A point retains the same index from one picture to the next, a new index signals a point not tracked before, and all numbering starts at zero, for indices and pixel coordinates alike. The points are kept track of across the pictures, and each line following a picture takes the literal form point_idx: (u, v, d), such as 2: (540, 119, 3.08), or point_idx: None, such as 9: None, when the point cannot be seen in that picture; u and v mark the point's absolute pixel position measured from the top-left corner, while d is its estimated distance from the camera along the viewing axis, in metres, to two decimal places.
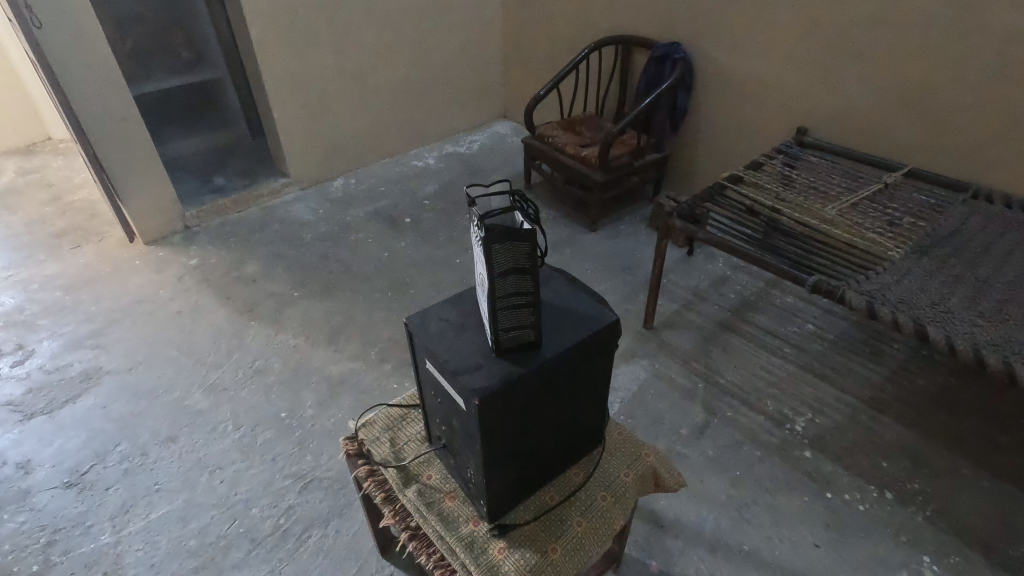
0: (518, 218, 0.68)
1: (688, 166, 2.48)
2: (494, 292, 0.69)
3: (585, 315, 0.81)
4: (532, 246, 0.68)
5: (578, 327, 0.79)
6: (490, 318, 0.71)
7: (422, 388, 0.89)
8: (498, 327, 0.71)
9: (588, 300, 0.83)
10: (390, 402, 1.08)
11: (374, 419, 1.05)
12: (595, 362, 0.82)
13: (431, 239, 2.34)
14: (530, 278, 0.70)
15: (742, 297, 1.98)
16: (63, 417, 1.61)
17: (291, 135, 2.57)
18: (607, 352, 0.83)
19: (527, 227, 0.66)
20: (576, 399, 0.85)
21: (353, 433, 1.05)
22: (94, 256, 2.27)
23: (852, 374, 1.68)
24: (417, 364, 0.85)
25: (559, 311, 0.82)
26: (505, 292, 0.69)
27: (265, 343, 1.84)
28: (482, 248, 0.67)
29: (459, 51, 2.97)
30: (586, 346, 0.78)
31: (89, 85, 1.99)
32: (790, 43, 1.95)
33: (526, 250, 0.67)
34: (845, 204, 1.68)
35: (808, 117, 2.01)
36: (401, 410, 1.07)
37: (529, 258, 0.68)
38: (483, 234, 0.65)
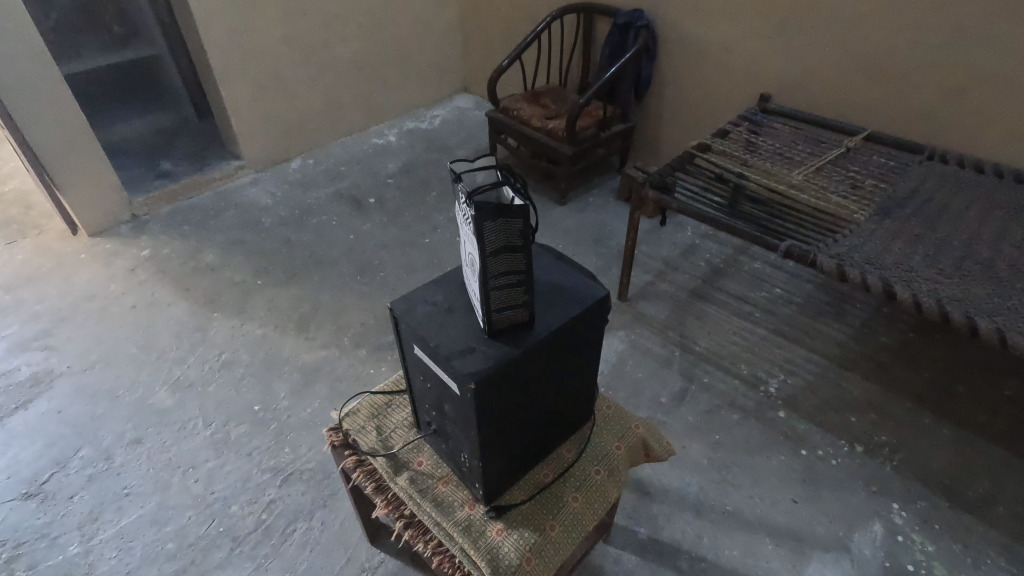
0: (508, 193, 0.64)
1: (654, 136, 2.48)
2: (486, 273, 0.66)
3: (576, 290, 0.79)
4: (525, 224, 0.65)
5: (570, 303, 0.77)
6: (482, 299, 0.68)
7: (409, 374, 0.86)
8: (490, 308, 0.69)
9: (577, 275, 0.82)
10: (373, 389, 1.05)
11: (358, 408, 1.02)
12: (587, 338, 0.81)
13: (398, 219, 2.27)
14: (522, 255, 0.67)
15: (712, 265, 2.01)
16: (14, 424, 1.51)
17: (242, 115, 2.43)
18: (598, 328, 0.82)
19: (519, 204, 0.63)
20: (568, 374, 0.83)
21: (336, 424, 1.02)
22: (33, 251, 2.11)
23: (820, 334, 1.74)
24: (404, 351, 0.82)
25: (549, 287, 0.80)
26: (497, 271, 0.66)
27: (231, 335, 1.76)
28: (472, 227, 0.63)
29: (415, 22, 2.85)
30: (578, 321, 0.76)
31: (12, 66, 1.81)
32: (751, 8, 1.95)
33: (518, 227, 0.64)
34: (810, 169, 1.71)
35: (770, 83, 2.02)
36: (385, 397, 1.04)
37: (522, 236, 0.66)
38: (473, 212, 0.61)
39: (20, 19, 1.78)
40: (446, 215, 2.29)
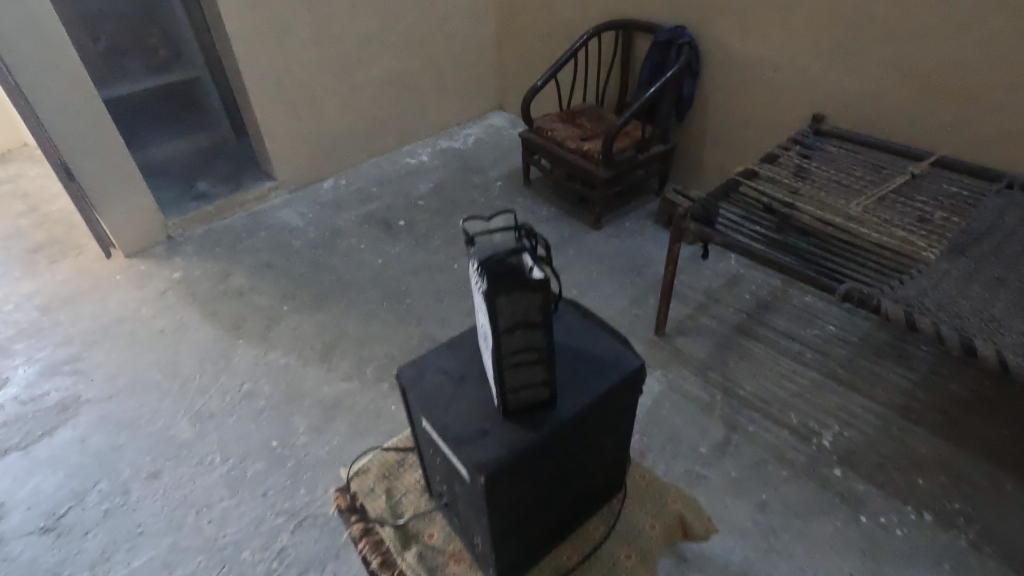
0: (527, 262, 0.55)
1: (695, 158, 2.36)
2: (499, 351, 0.57)
3: (606, 359, 0.70)
4: (545, 298, 0.55)
5: (598, 377, 0.68)
6: (495, 379, 0.60)
7: (419, 444, 0.78)
8: (506, 388, 0.60)
9: (607, 341, 0.72)
10: (385, 445, 0.98)
11: (368, 467, 0.95)
12: (617, 412, 0.71)
13: (427, 243, 2.22)
14: (543, 331, 0.58)
15: (758, 298, 1.87)
16: (39, 452, 1.51)
17: (276, 137, 2.44)
18: (629, 401, 0.72)
19: (539, 276, 0.54)
20: (594, 452, 0.74)
21: (345, 484, 0.95)
22: (72, 272, 2.15)
23: (880, 380, 1.58)
24: (413, 422, 0.74)
25: (575, 352, 0.71)
26: (513, 349, 0.57)
27: (254, 363, 1.73)
28: (484, 301, 0.55)
29: (450, 41, 2.82)
30: (608, 399, 0.67)
31: (55, 95, 1.85)
32: (804, 23, 1.82)
33: (538, 301, 0.55)
34: (869, 199, 1.56)
35: (825, 103, 1.87)
36: (398, 455, 0.96)
37: (542, 310, 0.56)
38: (484, 286, 0.53)
39: (61, 48, 1.81)
40: None
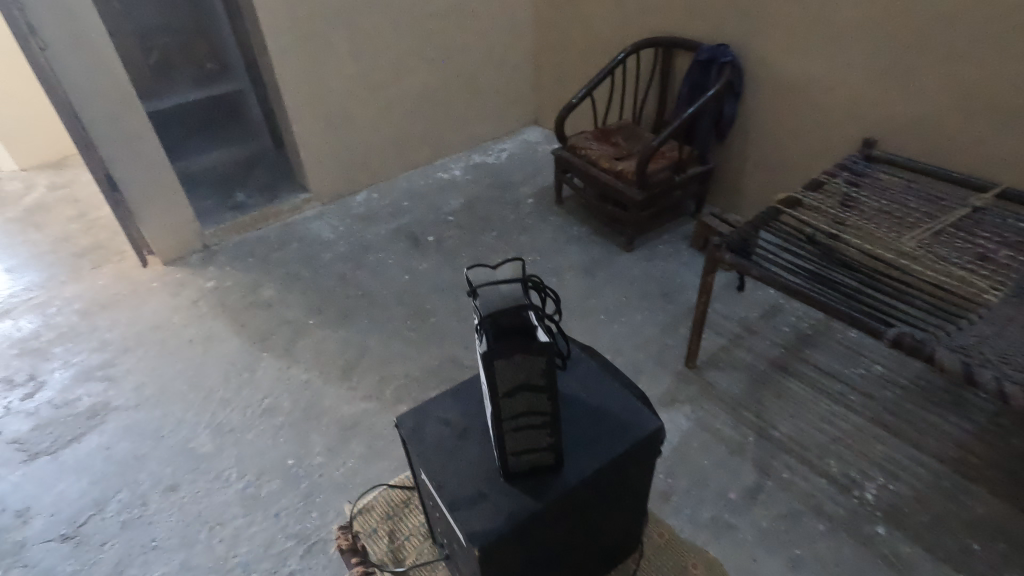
0: (535, 324, 0.58)
1: (735, 179, 2.26)
2: (499, 414, 0.59)
3: (623, 420, 0.70)
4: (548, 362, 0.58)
5: (613, 440, 0.67)
6: (495, 440, 0.62)
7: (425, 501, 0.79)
8: (508, 451, 0.62)
9: (625, 401, 0.72)
10: (391, 483, 0.99)
11: (373, 505, 0.97)
12: (634, 473, 0.70)
13: (454, 260, 2.19)
14: (546, 396, 0.60)
15: (798, 331, 1.76)
16: (66, 457, 1.54)
17: (312, 149, 2.46)
18: (648, 463, 0.71)
19: (543, 341, 0.56)
20: (611, 515, 0.73)
21: (349, 521, 0.97)
22: (112, 277, 2.21)
23: (931, 429, 1.46)
24: (416, 475, 0.74)
25: (590, 412, 0.71)
26: (513, 412, 0.60)
27: (276, 377, 1.74)
28: (484, 363, 0.57)
29: (487, 56, 2.81)
30: (622, 462, 0.66)
31: (103, 109, 1.92)
32: (857, 42, 1.72)
33: (541, 366, 0.57)
34: (924, 233, 1.45)
35: (877, 127, 1.76)
36: (403, 495, 0.98)
37: (546, 375, 0.58)
38: (484, 350, 0.56)
39: (111, 64, 1.88)
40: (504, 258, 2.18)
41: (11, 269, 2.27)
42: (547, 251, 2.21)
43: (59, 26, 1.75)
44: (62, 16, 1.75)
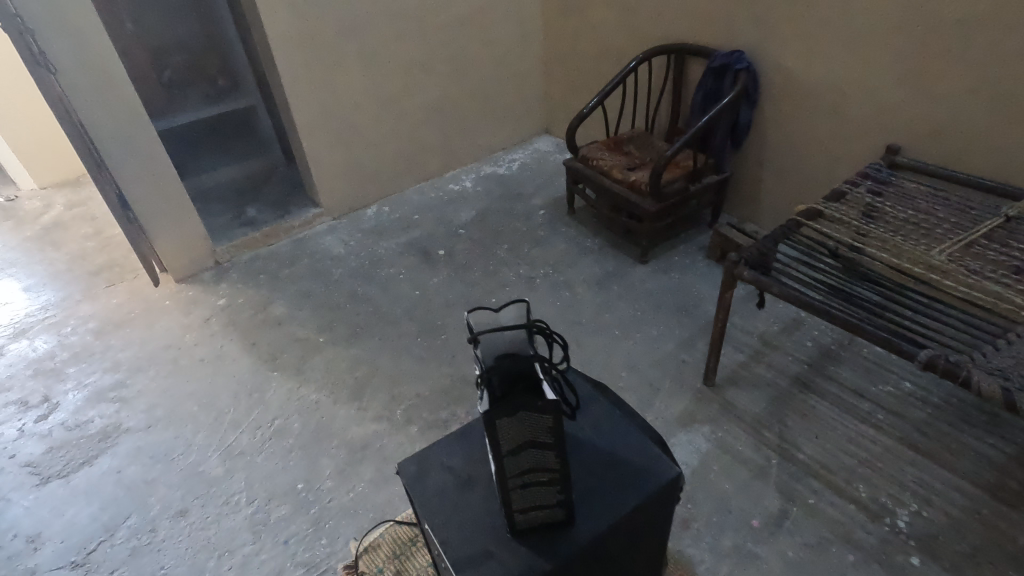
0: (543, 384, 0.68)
1: (752, 188, 2.20)
2: (504, 470, 0.67)
3: (641, 468, 0.77)
4: (554, 420, 0.68)
5: (630, 490, 0.75)
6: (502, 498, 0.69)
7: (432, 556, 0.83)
8: (512, 504, 0.69)
9: (642, 449, 0.79)
10: (398, 525, 1.30)
11: (384, 543, 1.27)
12: (651, 518, 0.77)
13: (465, 275, 2.16)
14: (552, 452, 0.69)
15: (821, 346, 1.70)
16: (78, 481, 1.54)
17: (322, 164, 2.45)
18: (666, 506, 0.78)
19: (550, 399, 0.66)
20: (630, 555, 0.80)
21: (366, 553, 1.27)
22: (126, 296, 2.22)
23: (966, 451, 1.39)
24: (422, 527, 0.80)
25: (608, 460, 0.79)
26: (517, 469, 0.68)
27: (287, 397, 1.72)
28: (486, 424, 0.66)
29: (497, 67, 2.79)
30: (639, 511, 0.73)
31: (115, 129, 1.94)
32: (876, 47, 1.66)
33: (547, 423, 0.67)
34: (955, 245, 1.38)
35: (900, 133, 1.70)
36: (408, 536, 1.28)
37: (552, 432, 0.68)
38: (487, 411, 0.64)
39: (121, 84, 1.89)
40: (516, 272, 2.15)
41: (28, 288, 2.29)
42: (559, 265, 2.17)
43: (69, 49, 1.77)
44: (72, 38, 1.76)
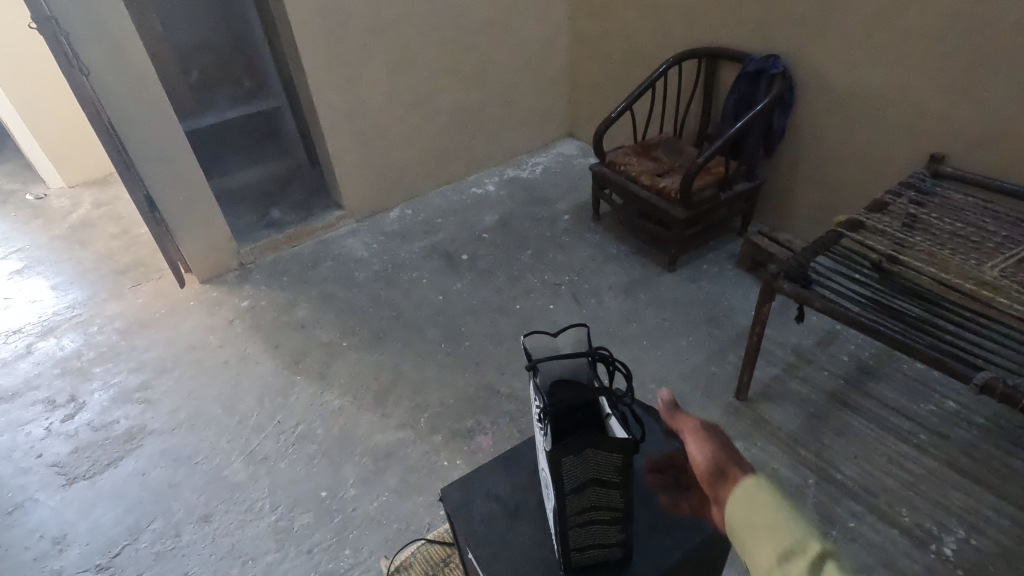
0: (615, 425, 0.70)
1: (784, 195, 2.15)
2: (566, 506, 0.69)
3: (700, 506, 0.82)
4: (623, 460, 0.69)
5: (690, 528, 0.79)
6: (558, 531, 0.71)
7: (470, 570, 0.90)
8: (570, 538, 0.71)
9: None
10: (432, 542, 1.29)
11: (417, 561, 1.26)
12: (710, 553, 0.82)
13: (489, 280, 2.13)
14: (617, 490, 0.71)
15: (858, 361, 1.64)
16: (103, 482, 1.54)
17: (346, 167, 2.45)
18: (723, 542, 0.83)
19: (624, 440, 0.67)
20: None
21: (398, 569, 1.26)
22: (152, 296, 2.23)
23: (1015, 475, 1.33)
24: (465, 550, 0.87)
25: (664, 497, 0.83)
26: (580, 505, 0.70)
27: (310, 403, 1.70)
28: (551, 462, 0.66)
29: (523, 70, 2.76)
30: (699, 549, 0.78)
31: (144, 131, 1.95)
32: (921, 51, 1.60)
33: (617, 464, 0.68)
34: (1007, 260, 1.32)
35: (945, 141, 1.63)
36: (443, 554, 1.26)
37: (619, 472, 0.69)
38: (556, 451, 0.65)
39: (151, 87, 1.90)
40: (541, 278, 2.12)
41: (56, 286, 2.32)
42: (585, 271, 2.13)
43: (101, 51, 1.78)
44: (105, 41, 1.77)
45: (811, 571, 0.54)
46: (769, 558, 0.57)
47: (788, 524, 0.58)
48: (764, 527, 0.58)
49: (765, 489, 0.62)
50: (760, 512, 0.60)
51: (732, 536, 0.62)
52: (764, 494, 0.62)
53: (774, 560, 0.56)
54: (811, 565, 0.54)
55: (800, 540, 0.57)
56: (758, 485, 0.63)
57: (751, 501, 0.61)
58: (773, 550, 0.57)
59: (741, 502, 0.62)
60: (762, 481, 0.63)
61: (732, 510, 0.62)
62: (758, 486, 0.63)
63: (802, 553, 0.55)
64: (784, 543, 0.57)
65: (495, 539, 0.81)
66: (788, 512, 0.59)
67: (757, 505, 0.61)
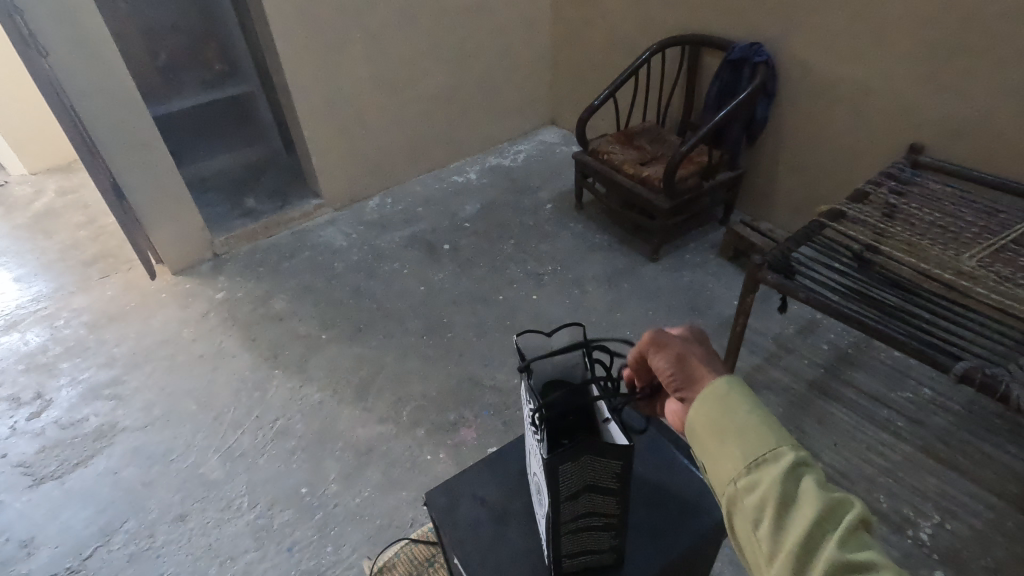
0: (614, 428, 0.68)
1: (766, 184, 2.15)
2: (560, 512, 0.68)
3: (692, 509, 0.82)
4: (621, 466, 0.67)
5: (682, 531, 0.80)
6: (550, 536, 0.70)
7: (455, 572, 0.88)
8: (562, 542, 0.71)
9: (690, 491, 0.84)
10: (417, 541, 1.24)
11: (400, 562, 1.22)
12: (701, 552, 0.82)
13: (471, 271, 2.10)
14: (614, 494, 0.70)
15: (838, 350, 1.66)
16: (73, 483, 1.49)
17: (323, 154, 2.38)
18: (713, 542, 0.84)
19: (625, 447, 0.65)
20: None
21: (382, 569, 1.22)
22: (121, 288, 2.14)
23: (987, 460, 1.36)
24: (450, 554, 0.85)
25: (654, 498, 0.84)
26: (572, 511, 0.69)
27: (289, 397, 1.66)
28: (545, 468, 0.64)
29: (504, 55, 2.71)
30: (689, 550, 0.79)
31: (109, 115, 1.86)
32: (902, 40, 1.60)
33: (615, 469, 0.67)
34: (984, 250, 1.34)
35: (924, 132, 1.65)
36: (428, 552, 1.22)
37: (616, 477, 0.68)
38: (552, 457, 0.63)
39: (115, 68, 1.81)
40: (523, 268, 2.09)
41: (19, 278, 2.22)
42: (568, 261, 2.12)
43: (61, 33, 1.69)
44: (65, 21, 1.68)
45: (784, 481, 0.50)
46: (737, 465, 0.53)
47: (761, 430, 0.54)
48: (735, 434, 0.54)
49: (735, 392, 0.57)
50: (732, 419, 0.55)
51: (695, 439, 0.58)
52: (736, 397, 0.57)
53: (745, 468, 0.53)
54: (786, 476, 0.50)
55: (775, 446, 0.53)
56: (728, 386, 0.58)
57: (722, 406, 0.56)
58: (744, 460, 0.53)
59: (710, 408, 0.57)
60: (731, 381, 0.58)
61: (698, 415, 0.57)
62: (728, 387, 0.58)
63: (775, 460, 0.52)
64: (755, 451, 0.53)
65: (482, 546, 0.79)
66: (761, 418, 0.55)
67: (726, 410, 0.56)
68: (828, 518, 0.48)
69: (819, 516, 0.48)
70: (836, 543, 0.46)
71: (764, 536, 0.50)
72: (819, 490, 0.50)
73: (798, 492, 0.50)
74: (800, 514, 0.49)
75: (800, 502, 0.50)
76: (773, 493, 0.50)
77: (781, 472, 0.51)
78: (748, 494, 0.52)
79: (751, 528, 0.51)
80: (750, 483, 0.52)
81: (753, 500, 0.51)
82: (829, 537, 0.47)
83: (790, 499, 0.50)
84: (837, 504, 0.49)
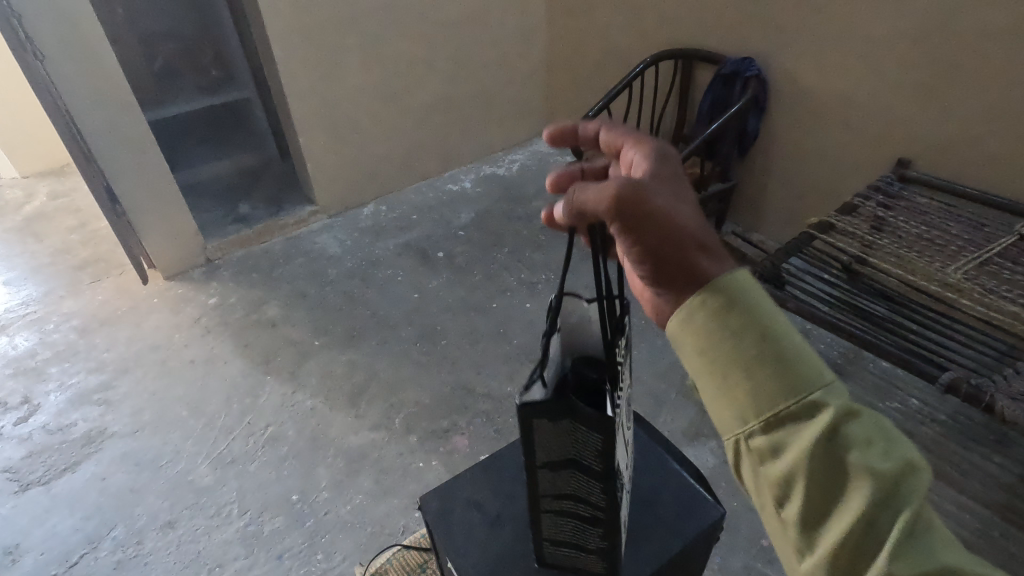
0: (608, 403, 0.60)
1: (758, 195, 2.18)
2: (540, 480, 0.69)
3: (684, 512, 0.83)
4: (604, 446, 0.61)
5: (674, 534, 0.81)
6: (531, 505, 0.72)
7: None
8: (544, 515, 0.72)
9: (683, 495, 0.85)
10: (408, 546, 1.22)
11: (390, 568, 1.19)
12: (695, 554, 0.83)
13: (465, 278, 2.11)
14: (598, 480, 0.65)
15: (827, 360, 1.68)
16: (59, 489, 1.47)
17: (318, 162, 2.39)
18: (706, 545, 0.84)
19: (606, 418, 0.58)
20: None
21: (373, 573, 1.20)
22: (112, 292, 2.13)
23: (974, 471, 1.38)
24: (444, 558, 0.85)
25: (645, 502, 0.85)
26: (552, 483, 0.69)
27: (280, 404, 1.66)
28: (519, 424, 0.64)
29: (500, 65, 2.74)
30: (681, 554, 0.80)
31: (104, 119, 1.86)
32: (891, 58, 1.64)
33: (594, 448, 0.62)
34: (969, 263, 1.37)
35: (911, 147, 1.68)
36: (421, 558, 1.20)
37: (598, 459, 0.63)
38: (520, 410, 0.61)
39: (111, 73, 1.81)
40: (517, 276, 2.10)
41: (9, 282, 2.20)
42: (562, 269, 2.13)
43: (59, 36, 1.69)
44: (63, 26, 1.69)
45: (815, 455, 0.46)
46: (757, 428, 0.48)
47: (780, 377, 0.48)
48: (747, 388, 0.48)
49: (736, 318, 0.49)
50: (741, 358, 0.49)
51: (694, 371, 0.52)
52: (738, 324, 0.49)
53: (765, 431, 0.48)
54: (815, 449, 0.46)
55: (801, 402, 0.47)
56: (729, 312, 0.49)
57: (723, 339, 0.49)
58: (765, 422, 0.48)
59: (708, 339, 0.50)
60: (727, 288, 0.50)
61: (696, 347, 0.51)
62: (726, 304, 0.50)
63: (806, 426, 0.47)
64: (777, 409, 0.48)
65: (477, 549, 0.80)
66: (775, 354, 0.48)
67: (730, 346, 0.49)
68: (877, 506, 0.45)
69: (866, 509, 0.45)
70: (888, 552, 0.44)
71: (791, 513, 0.48)
72: (862, 467, 0.45)
73: (834, 468, 0.46)
74: (844, 500, 0.46)
75: (844, 484, 0.46)
76: (802, 470, 0.47)
77: (814, 450, 0.46)
78: (773, 462, 0.48)
79: (775, 499, 0.49)
80: (773, 450, 0.48)
81: (778, 473, 0.48)
82: (876, 530, 0.45)
83: (822, 473, 0.47)
84: (885, 480, 0.45)
